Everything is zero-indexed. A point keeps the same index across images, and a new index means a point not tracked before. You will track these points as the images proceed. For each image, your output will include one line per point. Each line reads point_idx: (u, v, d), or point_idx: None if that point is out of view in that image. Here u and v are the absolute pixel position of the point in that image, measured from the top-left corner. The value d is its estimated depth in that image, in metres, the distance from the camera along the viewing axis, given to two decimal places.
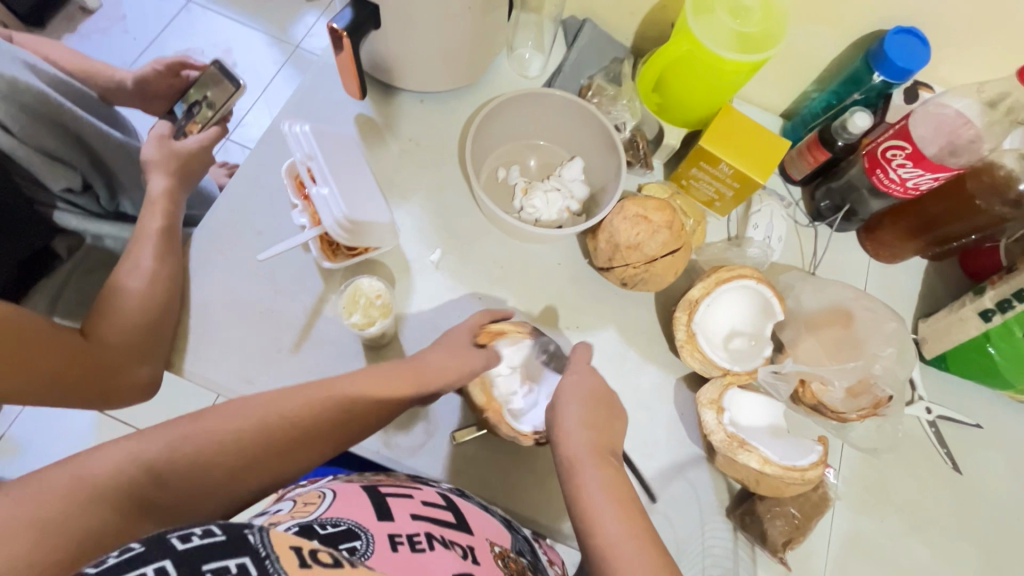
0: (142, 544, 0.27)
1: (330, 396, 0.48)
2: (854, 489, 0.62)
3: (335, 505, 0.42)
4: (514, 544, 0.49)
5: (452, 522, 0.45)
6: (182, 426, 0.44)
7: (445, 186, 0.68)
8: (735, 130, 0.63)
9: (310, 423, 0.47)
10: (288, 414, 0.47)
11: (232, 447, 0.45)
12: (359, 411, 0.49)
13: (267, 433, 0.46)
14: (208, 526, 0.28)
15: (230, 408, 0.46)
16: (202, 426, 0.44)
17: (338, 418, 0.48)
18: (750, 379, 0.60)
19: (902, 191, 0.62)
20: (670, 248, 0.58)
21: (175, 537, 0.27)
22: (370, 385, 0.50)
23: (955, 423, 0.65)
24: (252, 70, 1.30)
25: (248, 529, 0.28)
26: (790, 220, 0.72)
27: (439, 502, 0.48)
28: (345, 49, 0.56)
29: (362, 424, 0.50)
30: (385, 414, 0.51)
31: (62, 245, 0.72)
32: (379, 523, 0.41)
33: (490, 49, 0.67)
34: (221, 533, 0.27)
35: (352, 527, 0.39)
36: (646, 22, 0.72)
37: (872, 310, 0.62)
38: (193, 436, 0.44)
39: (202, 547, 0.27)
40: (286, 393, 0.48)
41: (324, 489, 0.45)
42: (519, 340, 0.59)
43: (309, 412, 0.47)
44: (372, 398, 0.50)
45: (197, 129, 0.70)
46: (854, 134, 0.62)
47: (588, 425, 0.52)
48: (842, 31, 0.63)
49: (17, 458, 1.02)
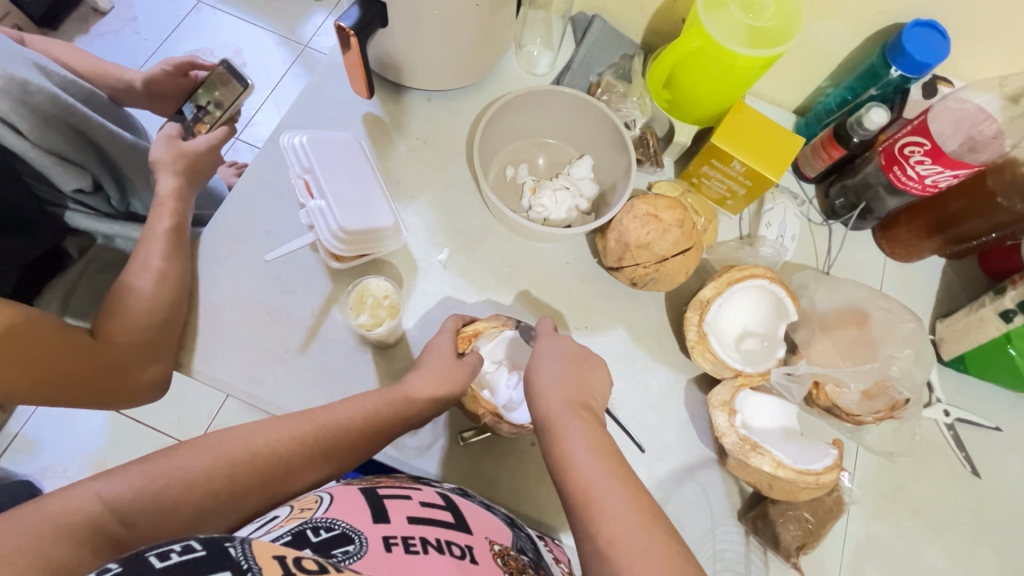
0: (120, 565, 0.28)
1: (310, 430, 0.50)
2: (870, 493, 0.60)
3: (332, 508, 0.42)
4: (516, 542, 0.48)
5: (451, 521, 0.45)
6: (174, 454, 0.46)
7: (452, 185, 0.68)
8: (748, 127, 0.62)
9: (292, 456, 0.49)
10: (270, 447, 0.48)
11: (208, 484, 0.45)
12: (341, 442, 0.51)
13: (245, 467, 0.47)
14: (187, 543, 0.30)
15: (209, 444, 0.47)
16: (178, 467, 0.45)
17: (319, 451, 0.50)
18: (763, 381, 0.58)
19: (920, 188, 0.60)
20: (681, 247, 0.58)
21: (152, 555, 0.29)
22: (353, 410, 0.52)
23: (974, 426, 0.64)
24: (261, 70, 1.31)
25: (228, 542, 0.30)
26: (803, 218, 0.70)
27: (438, 501, 0.47)
28: (352, 48, 0.56)
29: (343, 455, 0.51)
30: (369, 445, 0.53)
31: (73, 245, 0.73)
32: (375, 525, 0.40)
33: (498, 47, 0.67)
34: (200, 549, 0.29)
35: (346, 531, 0.39)
36: (657, 18, 0.71)
37: (888, 310, 0.60)
38: (186, 460, 0.46)
39: (181, 563, 0.28)
40: (267, 424, 0.50)
41: (322, 492, 0.45)
42: (500, 335, 0.60)
43: (291, 445, 0.49)
44: (353, 428, 0.51)
45: (206, 129, 0.71)
46: (871, 130, 0.60)
47: (565, 381, 0.51)
48: (858, 25, 0.62)
49: (34, 454, 1.04)
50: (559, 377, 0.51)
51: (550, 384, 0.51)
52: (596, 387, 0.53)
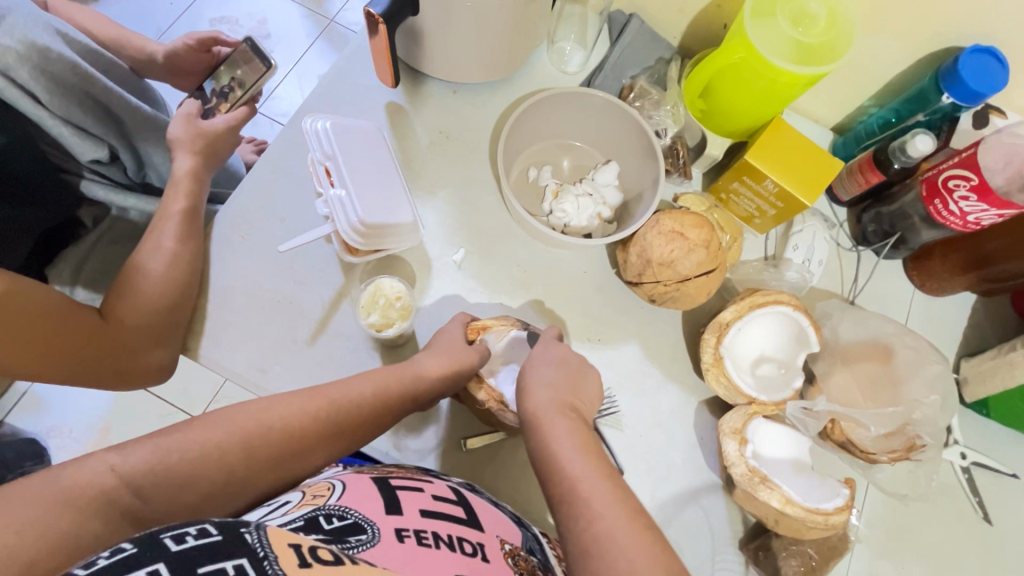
0: (135, 545, 0.28)
1: (322, 405, 0.49)
2: (877, 532, 0.59)
3: (346, 494, 0.41)
4: (525, 541, 0.47)
5: (462, 517, 0.44)
6: (193, 427, 0.44)
7: (473, 183, 0.66)
8: (785, 146, 0.59)
9: (305, 433, 0.48)
10: (284, 422, 0.47)
11: (223, 458, 0.44)
12: (351, 419, 0.50)
13: (263, 444, 0.46)
14: (203, 527, 0.29)
15: (225, 418, 0.46)
16: (197, 441, 0.43)
17: (330, 427, 0.49)
18: (777, 411, 0.57)
19: (961, 225, 0.58)
20: (705, 268, 0.56)
21: (168, 538, 0.28)
22: (363, 387, 0.51)
23: (992, 472, 0.62)
24: (286, 42, 1.28)
25: (244, 528, 0.30)
26: (832, 242, 0.68)
27: (450, 496, 0.46)
28: (380, 35, 0.54)
29: (352, 433, 0.51)
30: (380, 422, 0.52)
31: (86, 215, 0.73)
32: (387, 517, 0.39)
33: (531, 40, 0.64)
34: (217, 534, 0.29)
35: (359, 521, 0.38)
36: (697, 21, 0.67)
37: (916, 348, 0.58)
38: (200, 436, 0.44)
39: (198, 548, 0.28)
40: (281, 400, 0.48)
41: (333, 480, 0.44)
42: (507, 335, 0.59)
43: (304, 419, 0.48)
44: (364, 405, 0.51)
45: (226, 108, 0.69)
46: (913, 158, 0.58)
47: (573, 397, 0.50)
48: (913, 46, 0.58)
49: (41, 413, 1.05)
50: (552, 379, 0.51)
51: (540, 384, 0.50)
52: (588, 378, 0.54)
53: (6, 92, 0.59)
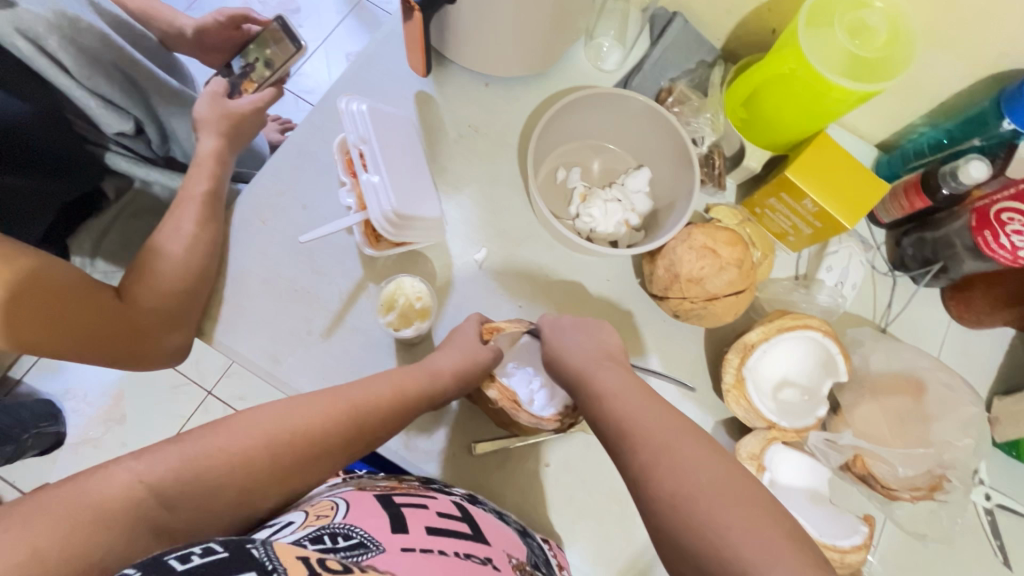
0: (138, 569, 0.27)
1: (345, 407, 0.47)
2: (891, 569, 0.57)
3: (350, 513, 0.40)
4: (531, 557, 0.46)
5: (469, 532, 0.43)
6: (214, 432, 0.43)
7: (500, 180, 0.64)
8: (830, 165, 0.56)
9: (329, 433, 0.46)
10: (308, 423, 0.46)
11: (251, 465, 0.43)
12: (372, 420, 0.48)
13: (288, 448, 0.44)
14: (207, 546, 0.29)
15: (248, 424, 0.44)
16: (220, 432, 0.42)
17: (351, 427, 0.47)
18: (798, 438, 0.55)
19: (1010, 260, 0.54)
20: (735, 287, 0.54)
21: (172, 558, 0.28)
22: (382, 386, 0.50)
23: (1016, 516, 0.60)
24: (314, 18, 1.26)
25: (250, 544, 0.29)
26: (868, 266, 0.65)
27: (455, 513, 0.45)
28: (415, 20, 0.51)
29: (372, 436, 0.49)
30: (399, 421, 0.51)
31: (110, 186, 0.74)
32: (392, 536, 0.38)
33: (571, 34, 0.61)
34: (222, 551, 0.28)
35: (364, 540, 0.36)
36: (745, 24, 0.64)
37: (951, 387, 0.56)
38: (225, 442, 0.42)
39: (204, 565, 0.27)
40: (306, 402, 0.47)
41: (336, 499, 0.43)
42: (518, 337, 0.60)
43: (326, 421, 0.46)
44: (384, 404, 0.49)
45: (253, 88, 0.67)
46: (964, 184, 0.54)
47: None
48: (979, 64, 0.55)
49: (57, 375, 1.06)
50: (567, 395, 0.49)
51: None
52: None
53: (34, 61, 0.58)
